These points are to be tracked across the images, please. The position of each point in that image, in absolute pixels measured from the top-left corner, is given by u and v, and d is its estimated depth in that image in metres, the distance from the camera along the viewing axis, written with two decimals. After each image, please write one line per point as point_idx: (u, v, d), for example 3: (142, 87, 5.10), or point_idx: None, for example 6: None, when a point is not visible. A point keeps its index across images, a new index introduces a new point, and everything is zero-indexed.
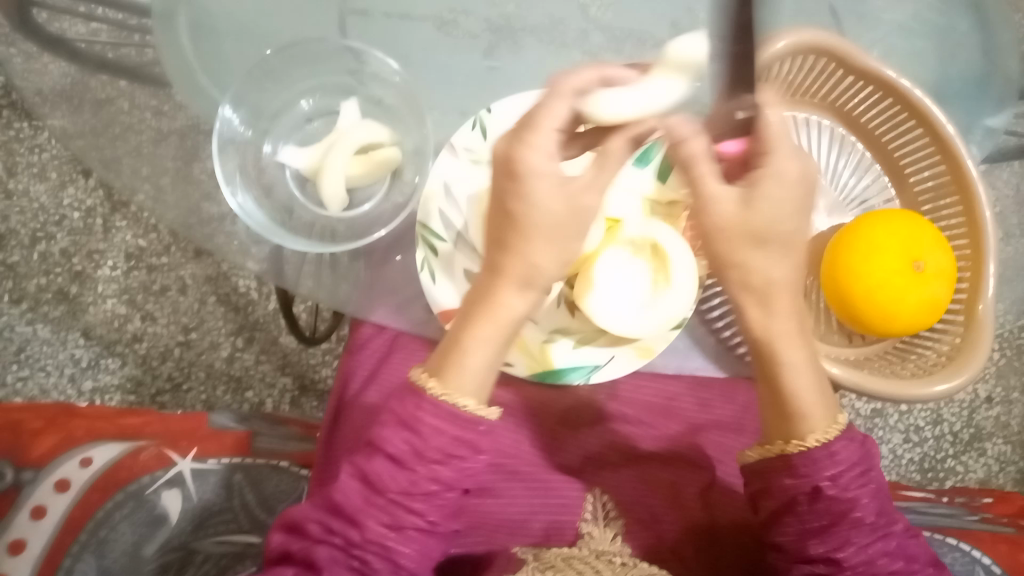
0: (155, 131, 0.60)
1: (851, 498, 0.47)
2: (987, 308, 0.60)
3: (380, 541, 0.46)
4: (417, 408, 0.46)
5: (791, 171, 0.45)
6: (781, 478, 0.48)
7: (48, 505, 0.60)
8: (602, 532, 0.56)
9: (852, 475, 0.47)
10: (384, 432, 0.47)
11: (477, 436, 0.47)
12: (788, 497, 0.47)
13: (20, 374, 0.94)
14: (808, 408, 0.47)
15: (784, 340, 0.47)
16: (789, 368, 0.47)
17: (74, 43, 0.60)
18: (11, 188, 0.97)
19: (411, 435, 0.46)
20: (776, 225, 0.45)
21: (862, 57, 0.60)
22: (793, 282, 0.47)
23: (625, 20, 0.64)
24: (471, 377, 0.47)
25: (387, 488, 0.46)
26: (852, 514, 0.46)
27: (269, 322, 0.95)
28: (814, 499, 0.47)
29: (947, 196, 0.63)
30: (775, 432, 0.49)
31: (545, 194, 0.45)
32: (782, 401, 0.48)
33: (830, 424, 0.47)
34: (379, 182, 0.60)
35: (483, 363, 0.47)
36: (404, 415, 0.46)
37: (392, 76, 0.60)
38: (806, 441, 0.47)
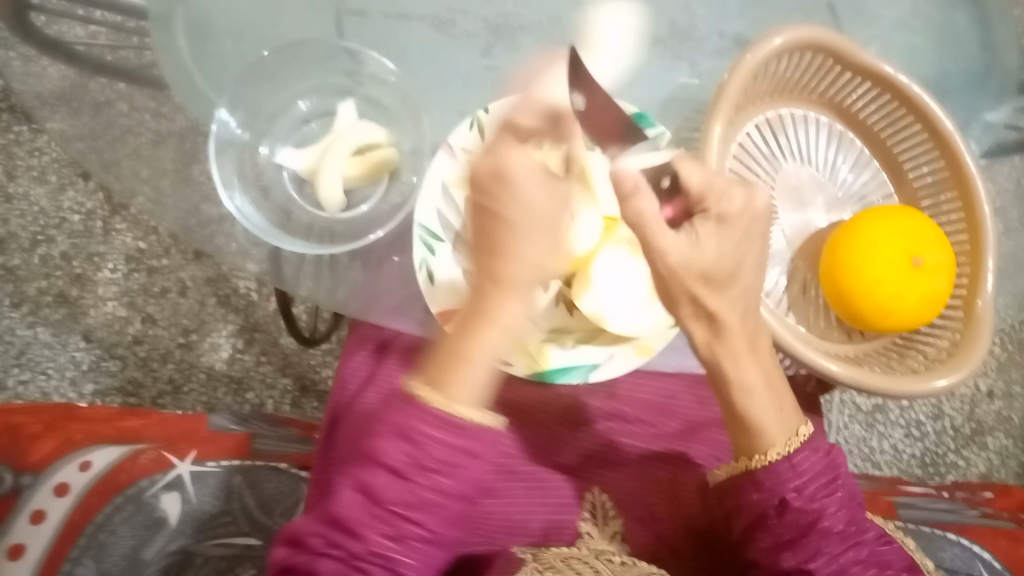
0: (154, 134, 0.60)
1: (817, 509, 0.47)
2: (986, 303, 0.59)
3: (382, 553, 0.46)
4: (416, 419, 0.45)
5: (736, 208, 0.46)
6: (748, 493, 0.48)
7: (48, 509, 0.59)
8: (602, 531, 0.56)
9: (817, 486, 0.47)
10: (380, 443, 0.46)
11: (476, 443, 0.45)
12: (756, 513, 0.48)
13: (21, 378, 0.94)
14: (762, 424, 0.47)
15: (731, 360, 0.47)
16: (741, 388, 0.47)
17: (72, 46, 0.60)
18: (11, 191, 0.97)
19: (414, 450, 0.45)
20: (723, 267, 0.45)
21: (861, 53, 0.59)
22: (742, 319, 0.47)
23: (623, 17, 0.63)
24: (480, 391, 0.47)
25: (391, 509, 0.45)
26: (819, 524, 0.47)
27: (269, 323, 0.95)
28: (782, 511, 0.47)
29: (947, 192, 0.63)
30: (739, 449, 0.49)
31: (533, 194, 0.46)
32: (737, 419, 0.48)
33: (789, 437, 0.48)
34: (376, 183, 0.59)
35: (485, 376, 0.47)
36: (407, 429, 0.45)
37: (388, 76, 0.60)
38: (768, 455, 0.47)
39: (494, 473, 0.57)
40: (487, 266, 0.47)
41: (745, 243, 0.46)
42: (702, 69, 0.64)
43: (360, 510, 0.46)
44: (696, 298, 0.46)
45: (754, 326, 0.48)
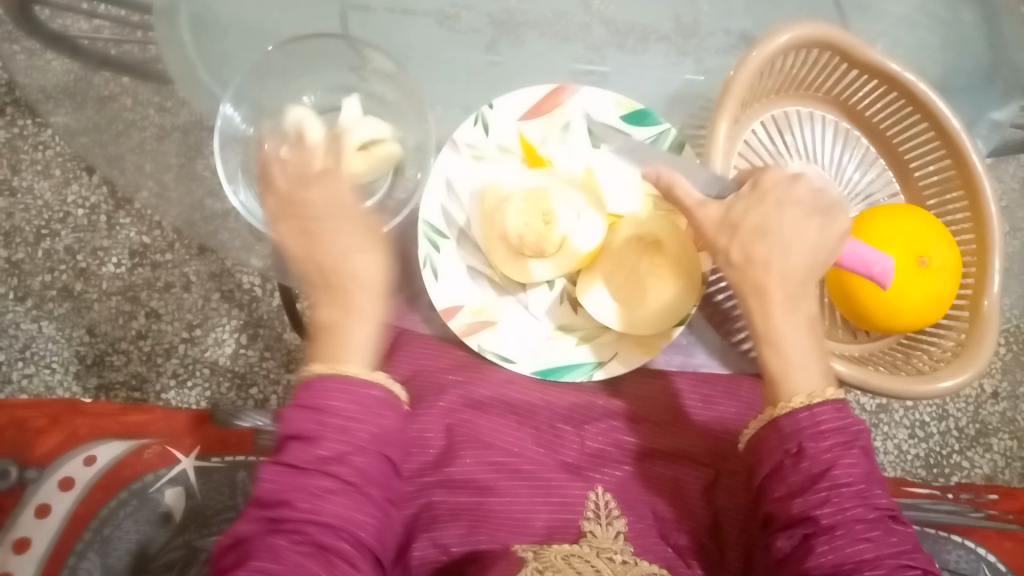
0: (157, 129, 0.60)
1: (830, 460, 0.44)
2: (992, 304, 0.59)
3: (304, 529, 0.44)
4: (317, 393, 0.48)
5: (771, 184, 0.52)
6: (768, 442, 0.47)
7: (52, 503, 0.60)
8: (605, 531, 0.55)
9: (836, 440, 0.45)
10: (287, 418, 0.47)
11: (372, 401, 0.48)
12: (775, 460, 0.46)
13: (25, 371, 0.94)
14: (787, 372, 0.48)
15: (765, 316, 0.50)
16: (770, 339, 0.49)
17: (76, 40, 0.60)
18: (15, 185, 0.97)
19: (321, 417, 0.47)
20: (766, 223, 0.51)
21: (867, 51, 0.59)
22: (789, 275, 0.50)
23: (627, 13, 0.63)
24: (365, 351, 0.52)
25: (303, 481, 0.45)
26: (832, 473, 0.44)
27: (273, 318, 0.95)
28: (798, 459, 0.45)
29: (953, 190, 0.63)
30: (767, 401, 0.49)
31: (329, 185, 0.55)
32: (766, 372, 0.50)
33: (815, 392, 0.47)
34: (383, 178, 0.59)
35: (369, 339, 0.53)
36: (309, 403, 0.47)
37: (389, 69, 0.59)
38: (791, 402, 0.47)
39: (495, 472, 0.57)
40: (327, 272, 0.54)
41: (774, 207, 0.51)
42: (708, 66, 0.63)
43: (280, 483, 0.46)
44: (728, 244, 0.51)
45: (801, 285, 0.50)
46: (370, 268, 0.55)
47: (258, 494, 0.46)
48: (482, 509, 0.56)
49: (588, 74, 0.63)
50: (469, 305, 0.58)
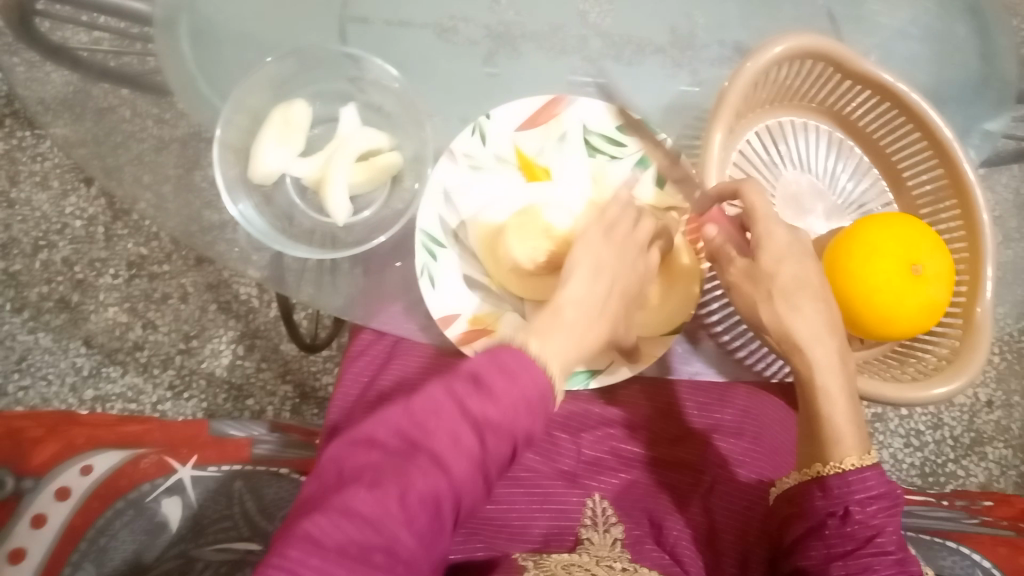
0: (156, 139, 0.60)
1: (876, 525, 0.47)
2: (985, 311, 0.59)
3: (433, 478, 0.42)
4: (510, 358, 0.44)
5: (781, 228, 0.52)
6: (814, 498, 0.49)
7: (48, 513, 0.60)
8: (602, 537, 0.56)
9: (880, 506, 0.47)
10: (470, 362, 0.45)
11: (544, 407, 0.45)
12: (818, 518, 0.48)
13: (21, 383, 0.94)
14: (841, 432, 0.48)
15: (823, 371, 0.49)
16: (827, 395, 0.49)
17: (75, 52, 0.61)
18: (13, 197, 0.97)
19: (498, 383, 0.44)
20: (803, 275, 0.51)
21: (860, 63, 0.60)
22: (834, 328, 0.50)
23: (624, 27, 0.65)
24: (562, 352, 0.47)
25: (458, 430, 0.43)
26: (877, 540, 0.46)
27: (270, 329, 0.95)
28: (843, 522, 0.47)
29: (946, 200, 0.63)
30: (811, 456, 0.50)
31: (777, 238, 0.51)
32: (815, 426, 0.49)
33: (863, 454, 0.48)
34: (379, 188, 0.59)
35: (574, 348, 0.48)
36: (502, 364, 0.44)
37: (391, 83, 0.60)
38: (843, 463, 0.47)
39: None
40: (597, 288, 0.51)
41: (796, 254, 0.51)
42: (703, 77, 0.64)
43: (434, 419, 0.43)
44: (771, 295, 0.51)
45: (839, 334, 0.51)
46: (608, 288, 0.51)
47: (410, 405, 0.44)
48: (480, 515, 0.58)
49: (585, 86, 0.63)
50: (465, 314, 0.57)
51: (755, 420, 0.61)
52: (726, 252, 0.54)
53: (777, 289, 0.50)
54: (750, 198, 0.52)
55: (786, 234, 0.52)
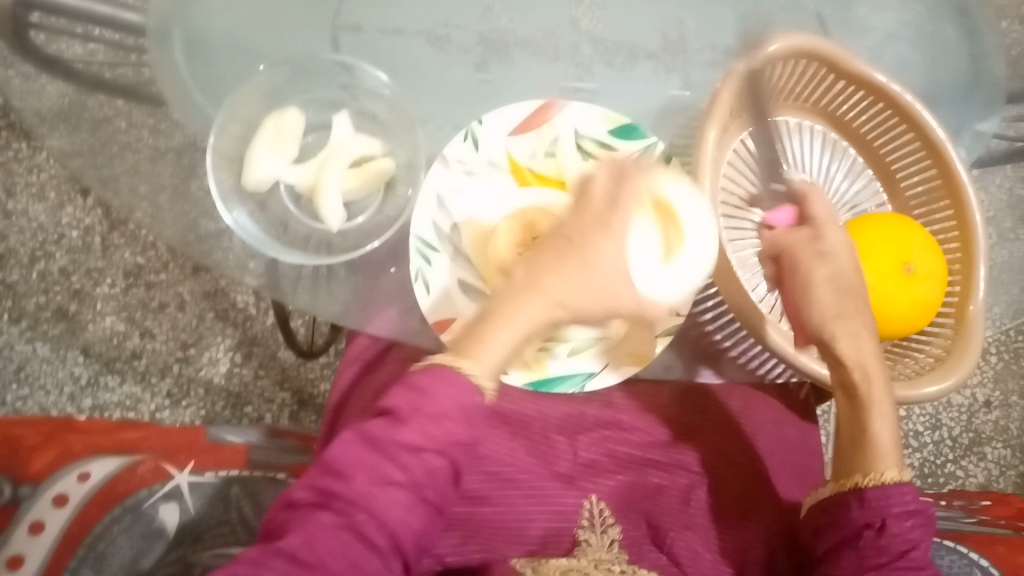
0: (152, 150, 0.61)
1: (909, 539, 0.52)
2: (977, 308, 0.60)
3: (362, 505, 0.46)
4: (427, 381, 0.49)
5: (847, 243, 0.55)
6: (850, 508, 0.53)
7: (46, 520, 0.61)
8: (599, 539, 0.57)
9: (911, 521, 0.52)
10: (387, 397, 0.50)
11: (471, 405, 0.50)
12: (854, 531, 0.52)
13: (20, 393, 0.95)
14: (885, 447, 0.53)
15: (875, 385, 0.54)
16: (871, 411, 0.54)
17: (71, 63, 0.61)
18: (10, 208, 0.98)
19: (416, 407, 0.49)
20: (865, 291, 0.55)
21: (854, 62, 0.61)
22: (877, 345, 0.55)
23: (615, 33, 0.66)
24: (496, 354, 0.51)
25: (379, 462, 0.47)
26: (910, 552, 0.52)
27: (268, 336, 0.96)
28: (879, 534, 0.52)
29: (938, 200, 0.64)
30: (850, 467, 0.54)
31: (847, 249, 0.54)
32: (862, 437, 0.54)
33: (901, 468, 0.53)
34: (373, 194, 0.59)
35: (506, 348, 0.51)
36: (415, 385, 0.49)
37: (381, 89, 0.61)
38: (884, 475, 0.52)
39: (489, 481, 0.58)
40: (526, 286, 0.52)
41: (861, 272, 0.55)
42: (694, 81, 0.64)
43: (356, 460, 0.47)
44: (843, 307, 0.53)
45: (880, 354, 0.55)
46: (569, 286, 0.51)
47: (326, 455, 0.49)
48: (475, 517, 0.58)
49: (577, 91, 0.64)
50: (460, 317, 0.57)
51: (749, 419, 0.62)
52: (802, 248, 0.55)
53: (845, 306, 0.53)
54: (818, 215, 0.56)
55: (846, 249, 0.55)
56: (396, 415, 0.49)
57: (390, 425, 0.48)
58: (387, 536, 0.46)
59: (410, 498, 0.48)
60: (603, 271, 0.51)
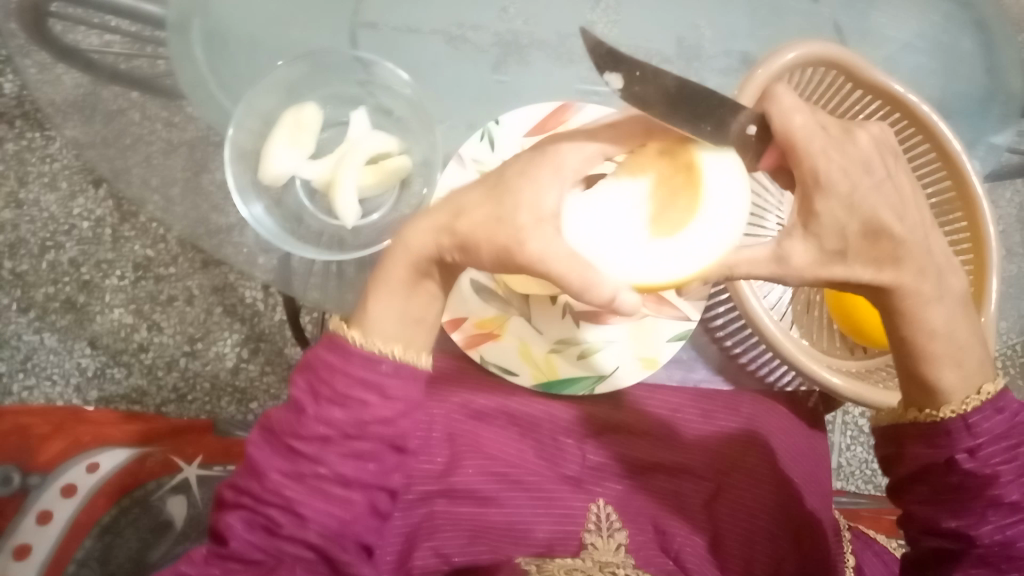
0: (165, 143, 0.61)
1: (989, 474, 0.48)
2: (989, 322, 0.59)
3: (283, 499, 0.46)
4: (333, 363, 0.48)
5: (838, 160, 0.45)
6: (917, 446, 0.50)
7: (54, 509, 0.61)
8: (606, 542, 0.57)
9: (995, 449, 0.48)
10: (296, 383, 0.49)
11: (382, 378, 0.48)
12: (922, 465, 0.50)
13: (26, 383, 0.95)
14: (939, 380, 0.49)
15: (923, 313, 0.47)
16: (922, 348, 0.48)
17: (88, 54, 0.60)
18: (22, 197, 0.98)
19: (327, 387, 0.48)
20: (881, 210, 0.45)
21: (873, 72, 0.60)
22: (926, 253, 0.47)
23: (631, 37, 0.66)
24: (392, 320, 0.50)
25: (291, 456, 0.47)
26: (989, 491, 0.48)
27: (275, 332, 0.96)
28: (950, 470, 0.49)
29: (952, 211, 0.64)
30: (909, 399, 0.51)
31: (834, 167, 0.45)
32: (910, 376, 0.50)
33: (970, 395, 0.49)
34: (387, 192, 0.60)
35: (399, 313, 0.50)
36: (318, 369, 0.48)
37: (403, 87, 0.61)
38: (941, 412, 0.49)
39: (497, 482, 0.58)
40: (439, 238, 0.48)
41: (870, 183, 0.45)
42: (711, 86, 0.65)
43: (276, 455, 0.47)
44: (847, 251, 0.46)
45: (925, 268, 0.47)
46: (474, 206, 0.47)
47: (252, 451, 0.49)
48: (482, 518, 0.57)
49: (593, 94, 0.64)
50: (473, 316, 0.57)
51: (758, 428, 0.61)
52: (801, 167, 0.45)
53: (854, 246, 0.46)
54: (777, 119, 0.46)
55: (839, 162, 0.45)
56: (304, 402, 0.48)
57: (298, 416, 0.48)
58: (316, 532, 0.46)
59: (334, 484, 0.47)
60: (532, 200, 0.46)
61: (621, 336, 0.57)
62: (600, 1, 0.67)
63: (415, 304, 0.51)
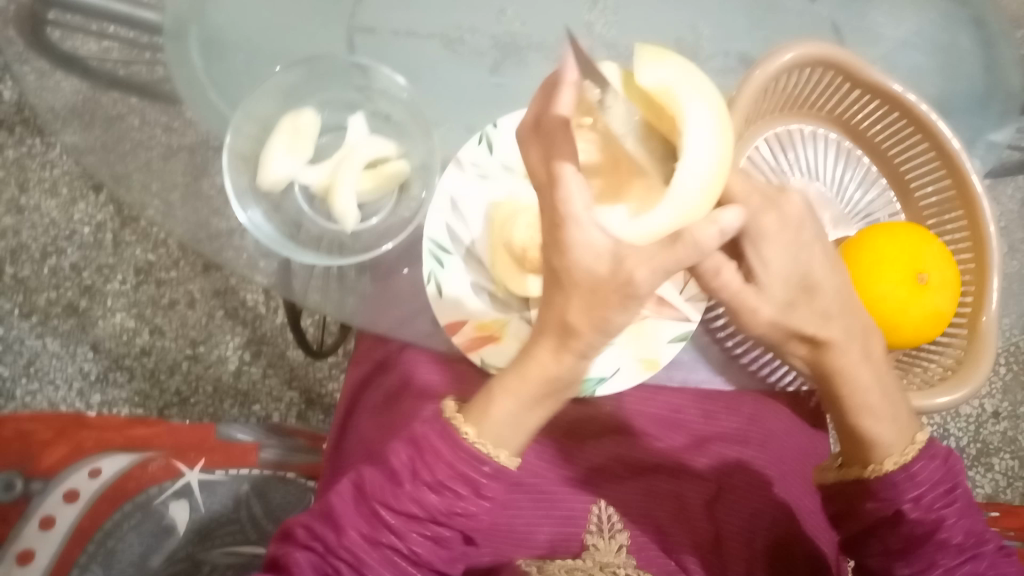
0: (165, 147, 0.61)
1: (935, 520, 0.49)
2: (990, 320, 0.60)
3: (355, 557, 0.45)
4: (439, 442, 0.45)
5: (774, 218, 0.46)
6: (863, 502, 0.51)
7: (57, 515, 0.63)
8: (607, 544, 0.58)
9: (936, 495, 0.49)
10: (395, 445, 0.46)
11: (480, 478, 0.44)
12: (871, 521, 0.50)
13: (29, 388, 0.95)
14: (879, 435, 0.49)
15: (852, 373, 0.49)
16: (860, 405, 0.50)
17: (86, 60, 0.61)
18: (23, 203, 0.98)
19: (422, 462, 0.45)
20: (812, 270, 0.47)
21: (870, 71, 0.60)
22: (848, 310, 0.49)
23: (628, 37, 0.66)
24: (514, 418, 0.44)
25: (375, 525, 0.45)
26: (936, 535, 0.49)
27: (277, 335, 0.96)
28: (897, 522, 0.49)
29: (951, 210, 0.64)
30: (852, 456, 0.51)
31: (772, 225, 0.46)
32: (849, 431, 0.51)
33: (908, 445, 0.49)
34: (386, 196, 0.60)
35: (516, 413, 0.44)
36: (419, 440, 0.45)
37: (399, 91, 0.61)
38: (884, 465, 0.49)
39: None
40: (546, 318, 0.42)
41: (800, 245, 0.47)
42: None
43: (353, 515, 0.45)
44: (789, 307, 0.48)
45: (851, 327, 0.49)
46: (564, 301, 0.41)
47: (328, 499, 0.47)
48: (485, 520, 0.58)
49: None
50: (472, 319, 0.57)
51: (759, 428, 0.61)
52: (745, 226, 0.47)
53: (793, 301, 0.48)
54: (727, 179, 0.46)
55: (777, 218, 0.47)
56: (401, 472, 0.45)
57: (393, 484, 0.45)
58: None
59: (406, 561, 0.46)
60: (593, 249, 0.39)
61: (621, 338, 0.57)
62: (597, 2, 0.67)
63: (530, 403, 0.44)
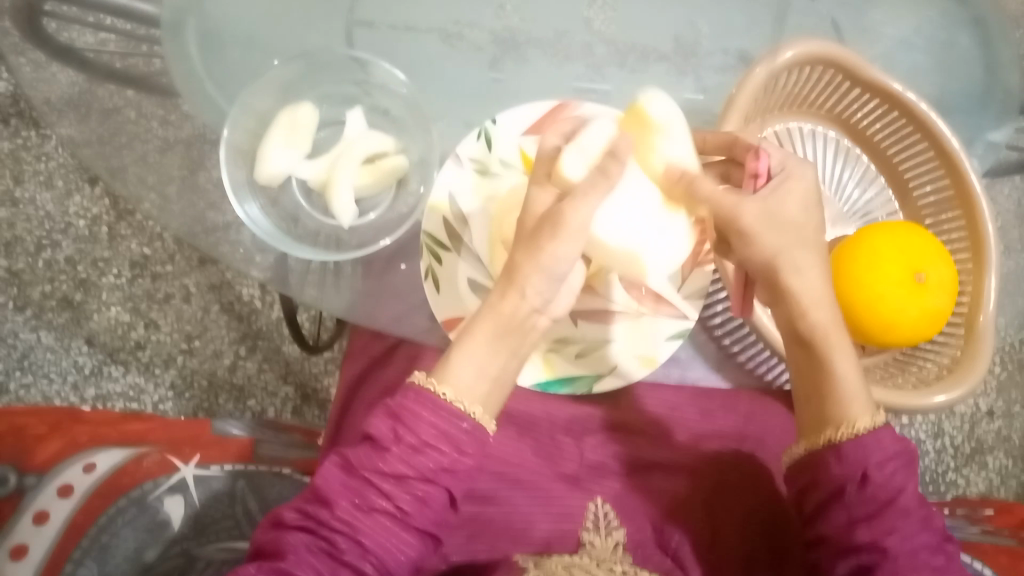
0: (161, 141, 0.60)
1: (896, 485, 0.48)
2: (987, 320, 0.60)
3: (347, 526, 0.44)
4: (415, 404, 0.46)
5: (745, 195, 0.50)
6: (829, 467, 0.49)
7: (50, 510, 0.62)
8: (603, 541, 0.56)
9: (897, 465, 0.48)
10: (372, 418, 0.47)
11: (460, 434, 0.46)
12: (835, 486, 0.49)
13: (23, 382, 0.95)
14: (849, 396, 0.50)
15: (835, 340, 0.51)
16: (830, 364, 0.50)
17: (83, 53, 0.60)
18: (17, 196, 0.97)
19: (404, 426, 0.46)
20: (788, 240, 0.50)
21: (868, 69, 0.60)
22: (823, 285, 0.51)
23: (627, 35, 0.65)
24: (474, 374, 0.48)
25: (362, 488, 0.45)
26: (898, 500, 0.47)
27: (272, 330, 0.96)
28: (862, 485, 0.48)
29: (950, 209, 0.64)
30: (817, 426, 0.51)
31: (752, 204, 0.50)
32: (821, 393, 0.51)
33: (872, 413, 0.49)
34: (385, 191, 0.59)
35: (486, 369, 0.48)
36: (398, 407, 0.46)
37: (399, 87, 0.60)
38: (856, 425, 0.49)
39: (496, 481, 0.58)
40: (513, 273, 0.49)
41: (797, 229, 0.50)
42: (707, 84, 0.64)
43: (339, 485, 0.45)
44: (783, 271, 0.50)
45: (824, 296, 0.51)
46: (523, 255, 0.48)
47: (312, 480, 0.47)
48: (481, 516, 0.57)
49: (590, 92, 0.64)
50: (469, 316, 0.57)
51: (756, 426, 0.62)
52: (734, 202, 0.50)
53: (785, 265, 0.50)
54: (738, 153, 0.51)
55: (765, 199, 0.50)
56: (384, 440, 0.46)
57: (377, 451, 0.45)
58: (373, 565, 0.44)
59: (399, 524, 0.45)
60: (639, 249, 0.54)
61: (620, 335, 0.57)
62: None
63: (495, 364, 0.48)
